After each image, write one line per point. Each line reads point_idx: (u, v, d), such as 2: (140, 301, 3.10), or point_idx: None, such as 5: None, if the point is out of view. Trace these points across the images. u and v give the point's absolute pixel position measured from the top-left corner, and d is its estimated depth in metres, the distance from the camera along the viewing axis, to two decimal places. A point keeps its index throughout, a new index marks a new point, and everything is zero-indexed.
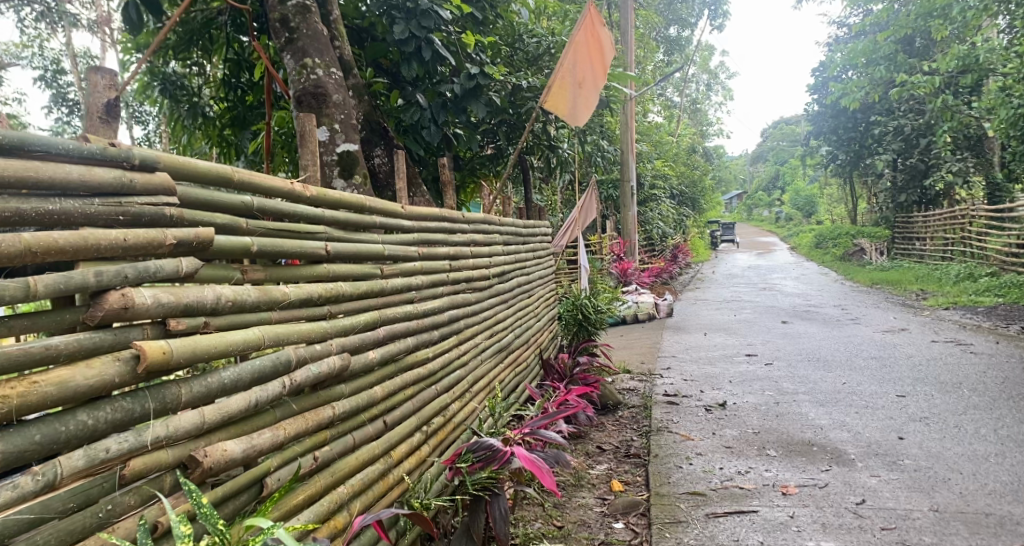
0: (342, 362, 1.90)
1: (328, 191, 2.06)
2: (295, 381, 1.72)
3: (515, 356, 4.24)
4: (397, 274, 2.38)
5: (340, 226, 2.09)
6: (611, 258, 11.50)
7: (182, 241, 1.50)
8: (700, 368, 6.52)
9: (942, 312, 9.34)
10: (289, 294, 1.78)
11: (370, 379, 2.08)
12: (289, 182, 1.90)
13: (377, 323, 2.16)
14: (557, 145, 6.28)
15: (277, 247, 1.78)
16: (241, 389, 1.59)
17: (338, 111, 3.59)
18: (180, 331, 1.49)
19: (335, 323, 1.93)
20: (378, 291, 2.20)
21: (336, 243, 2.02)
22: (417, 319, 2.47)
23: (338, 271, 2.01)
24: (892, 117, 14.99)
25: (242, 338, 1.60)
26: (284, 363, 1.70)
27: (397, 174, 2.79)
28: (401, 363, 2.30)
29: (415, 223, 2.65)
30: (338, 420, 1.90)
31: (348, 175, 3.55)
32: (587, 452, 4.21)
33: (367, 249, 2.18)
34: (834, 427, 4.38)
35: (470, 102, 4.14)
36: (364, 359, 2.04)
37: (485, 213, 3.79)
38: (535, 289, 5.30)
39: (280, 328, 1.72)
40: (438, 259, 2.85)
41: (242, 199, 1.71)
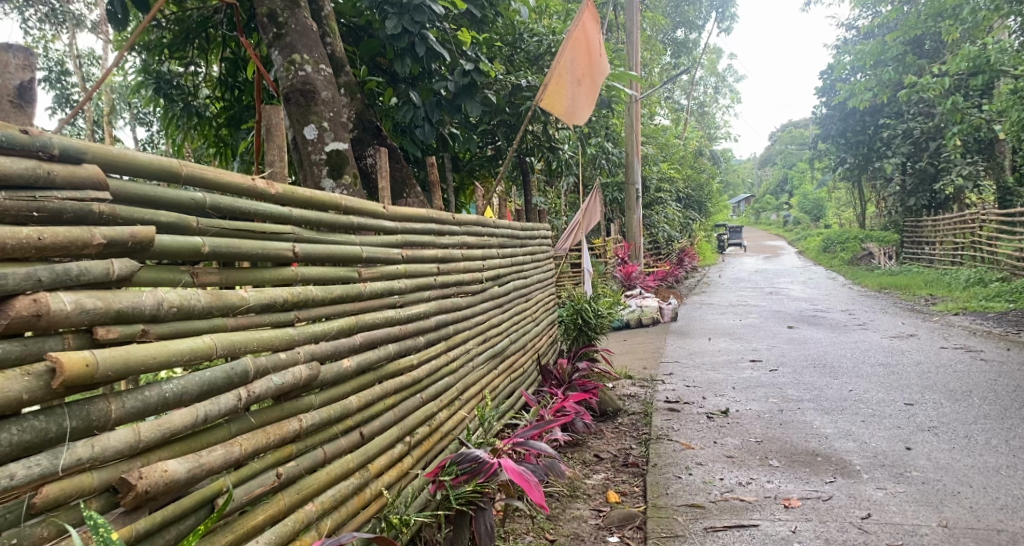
0: (309, 372, 1.81)
1: (297, 189, 1.96)
2: (252, 394, 1.63)
3: (511, 362, 4.13)
4: (377, 277, 2.27)
5: (311, 226, 1.99)
6: (616, 261, 11.39)
7: (114, 241, 1.40)
8: (703, 374, 6.40)
9: (951, 317, 9.18)
10: (247, 299, 1.68)
11: (345, 389, 1.99)
12: (251, 179, 1.80)
13: (354, 329, 2.06)
14: (558, 146, 6.19)
15: (234, 248, 1.68)
16: (187, 403, 1.50)
17: (327, 109, 3.51)
18: (109, 341, 1.38)
19: (303, 329, 1.84)
20: (355, 296, 2.10)
21: (305, 243, 1.92)
22: (399, 324, 2.37)
23: (308, 275, 1.91)
24: (901, 120, 14.82)
25: (188, 348, 1.50)
26: (240, 373, 1.61)
27: (379, 173, 2.69)
28: (380, 371, 2.20)
29: (399, 223, 2.55)
30: (306, 433, 1.81)
31: (336, 174, 3.46)
32: (584, 461, 4.10)
33: (343, 251, 2.08)
34: (839, 436, 4.25)
35: (465, 100, 4.03)
36: (336, 368, 1.94)
37: (479, 215, 3.68)
38: (534, 293, 5.19)
39: (235, 335, 1.63)
40: (425, 262, 2.74)
41: (192, 195, 1.61)
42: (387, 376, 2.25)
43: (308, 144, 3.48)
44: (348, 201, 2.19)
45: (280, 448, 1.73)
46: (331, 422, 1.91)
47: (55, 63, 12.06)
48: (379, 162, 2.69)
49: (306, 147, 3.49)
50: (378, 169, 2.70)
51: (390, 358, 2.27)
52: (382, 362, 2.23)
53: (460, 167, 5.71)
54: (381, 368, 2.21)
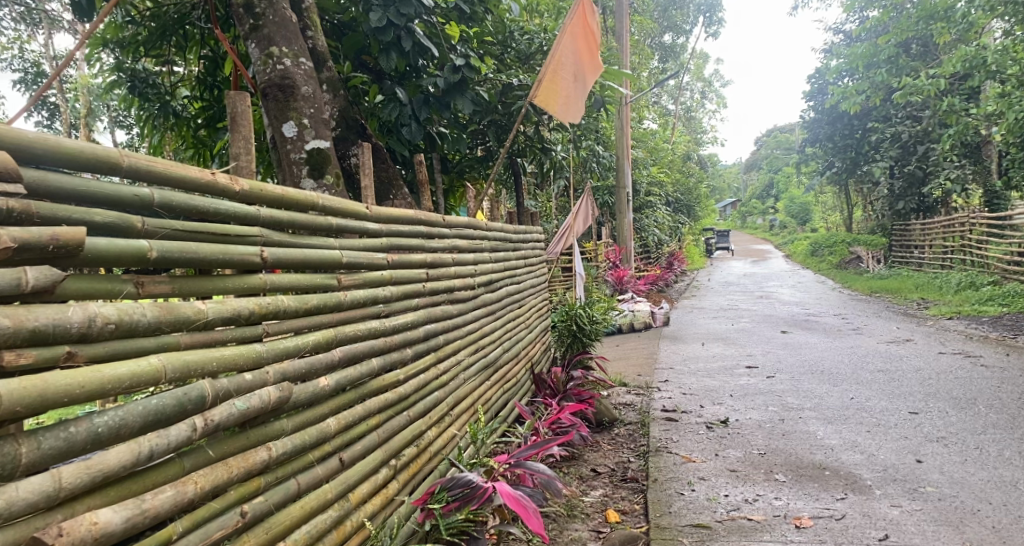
0: (279, 394, 1.60)
1: (266, 186, 1.74)
2: (208, 423, 1.43)
3: (503, 372, 3.93)
4: (359, 285, 2.06)
5: (282, 227, 1.77)
6: (606, 265, 11.22)
7: (28, 245, 1.19)
8: (699, 381, 6.22)
9: (946, 322, 9.06)
10: (205, 312, 1.47)
11: (323, 411, 1.79)
12: (211, 172, 1.59)
13: (333, 343, 1.85)
14: (550, 147, 5.99)
15: (189, 253, 1.47)
16: (125, 438, 1.30)
17: (308, 105, 3.30)
18: (21, 368, 1.18)
19: (272, 345, 1.63)
20: (334, 306, 1.89)
21: (275, 248, 1.71)
22: (384, 336, 2.15)
23: (278, 283, 1.70)
24: (890, 123, 14.77)
25: (128, 371, 1.30)
26: (194, 399, 1.41)
27: (363, 170, 2.48)
28: (363, 388, 1.99)
29: (384, 224, 2.33)
30: (277, 463, 1.61)
31: (318, 174, 3.26)
32: (580, 476, 3.90)
33: (320, 256, 1.86)
34: (844, 448, 4.08)
35: (455, 97, 3.82)
36: (311, 387, 1.73)
37: (470, 217, 3.48)
38: (527, 298, 4.98)
39: (189, 354, 1.42)
40: (413, 267, 2.53)
41: (135, 191, 1.40)
42: (371, 394, 2.05)
43: (287, 143, 3.27)
44: (327, 199, 1.98)
45: (246, 481, 1.53)
46: (306, 449, 1.71)
47: (31, 64, 11.74)
48: (362, 158, 2.48)
49: (285, 146, 3.28)
50: (361, 166, 2.49)
51: (373, 374, 2.07)
52: (364, 379, 2.02)
53: (449, 168, 5.51)
54: (363, 385, 2.01)
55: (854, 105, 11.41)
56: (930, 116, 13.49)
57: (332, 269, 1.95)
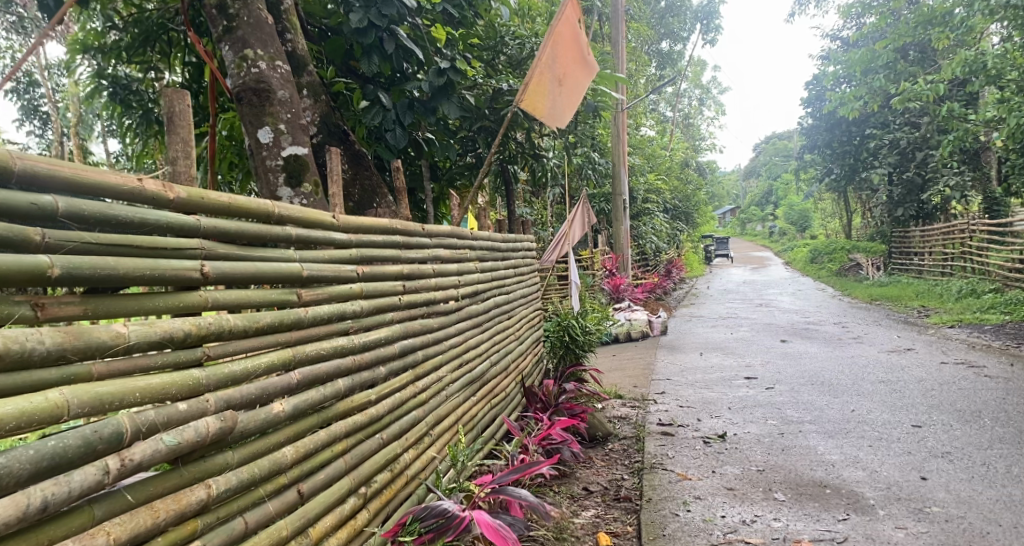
0: (218, 424, 1.50)
1: (207, 193, 1.61)
2: (126, 462, 1.33)
3: (491, 387, 3.78)
4: (323, 300, 1.92)
5: (228, 238, 1.64)
6: (603, 273, 11.08)
7: None
8: (697, 393, 6.07)
9: (948, 330, 8.92)
10: (126, 336, 1.36)
11: (280, 439, 1.68)
12: (137, 179, 1.45)
13: (288, 364, 1.72)
14: (541, 154, 5.86)
15: (103, 270, 1.34)
16: (17, 487, 1.19)
17: (284, 110, 3.17)
18: None
19: (211, 370, 1.51)
20: (293, 323, 1.76)
21: (217, 262, 1.58)
22: (352, 356, 2.02)
23: (221, 299, 1.57)
24: (888, 130, 14.66)
25: (16, 410, 1.18)
26: (107, 437, 1.30)
27: (331, 176, 2.35)
28: (326, 412, 1.88)
29: (353, 235, 2.19)
30: (217, 502, 1.51)
31: (295, 182, 3.13)
32: (571, 495, 3.74)
33: (274, 269, 1.73)
34: (845, 464, 3.93)
35: (441, 101, 3.68)
36: (263, 414, 1.62)
37: (454, 227, 3.34)
38: (517, 309, 4.81)
39: (101, 387, 1.31)
40: (387, 280, 2.38)
41: (39, 200, 1.27)
42: (336, 419, 1.94)
43: (262, 149, 3.14)
44: (286, 207, 1.85)
45: (178, 525, 1.43)
46: (256, 482, 1.60)
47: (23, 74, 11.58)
48: (330, 163, 2.35)
49: (260, 152, 3.14)
50: (329, 171, 2.35)
51: (339, 396, 1.95)
52: (328, 403, 1.90)
53: (439, 175, 5.38)
54: (327, 409, 1.89)
55: (852, 111, 11.27)
56: (929, 122, 13.38)
57: (291, 283, 1.81)
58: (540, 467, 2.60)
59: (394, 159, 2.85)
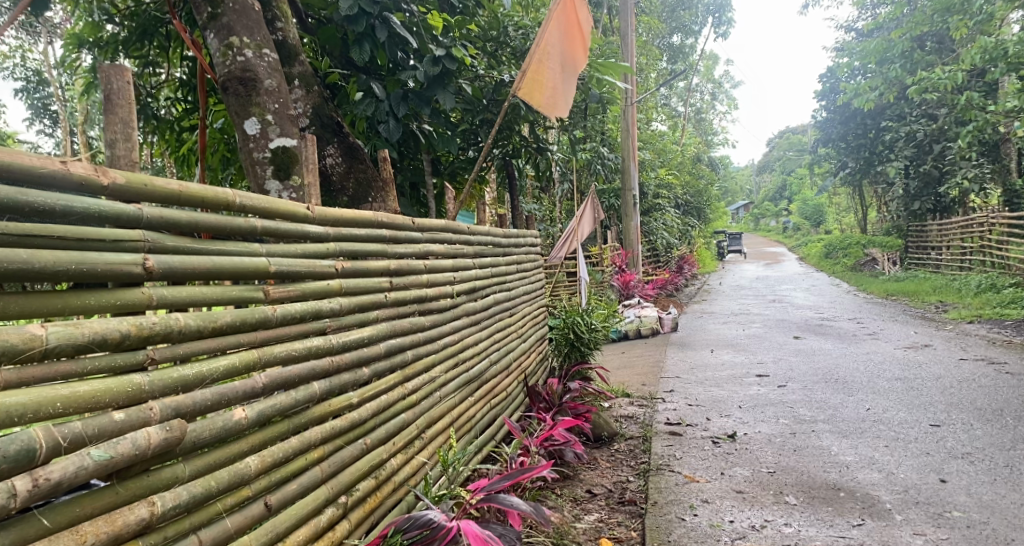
0: (161, 434, 1.40)
1: (151, 181, 1.51)
2: (42, 481, 1.23)
3: (491, 387, 3.65)
4: (293, 298, 1.81)
5: (176, 230, 1.54)
6: (613, 269, 10.92)
7: None
8: (706, 391, 5.92)
9: (967, 326, 8.70)
10: (43, 338, 1.27)
11: (242, 448, 1.60)
12: (62, 161, 1.35)
13: (249, 368, 1.63)
14: (545, 148, 5.72)
15: (18, 263, 1.24)
16: None
17: (271, 100, 3.04)
18: None
19: (151, 376, 1.42)
20: (255, 322, 1.67)
21: (161, 255, 1.48)
22: (328, 356, 1.91)
23: (167, 296, 1.48)
24: (904, 122, 14.40)
25: None
26: (17, 453, 1.20)
27: (305, 166, 2.25)
28: (299, 417, 1.78)
29: (331, 228, 2.08)
30: (164, 520, 1.42)
31: (285, 175, 3.02)
32: (574, 498, 3.61)
33: (231, 264, 1.63)
34: (861, 466, 3.77)
35: (437, 91, 3.56)
36: (221, 423, 1.54)
37: (449, 220, 3.21)
38: (520, 306, 4.67)
39: (11, 396, 1.22)
40: (373, 276, 2.26)
41: None
42: (312, 425, 1.83)
43: (249, 141, 3.02)
44: (249, 196, 1.75)
45: None
46: (213, 496, 1.51)
47: (32, 73, 11.53)
48: (305, 151, 2.24)
49: (247, 144, 3.03)
50: (303, 161, 2.25)
51: (315, 399, 1.84)
52: (300, 408, 1.80)
53: (440, 169, 5.24)
54: (299, 413, 1.79)
55: (868, 102, 11.01)
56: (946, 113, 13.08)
57: (254, 279, 1.71)
58: (533, 471, 2.42)
59: (381, 151, 2.70)
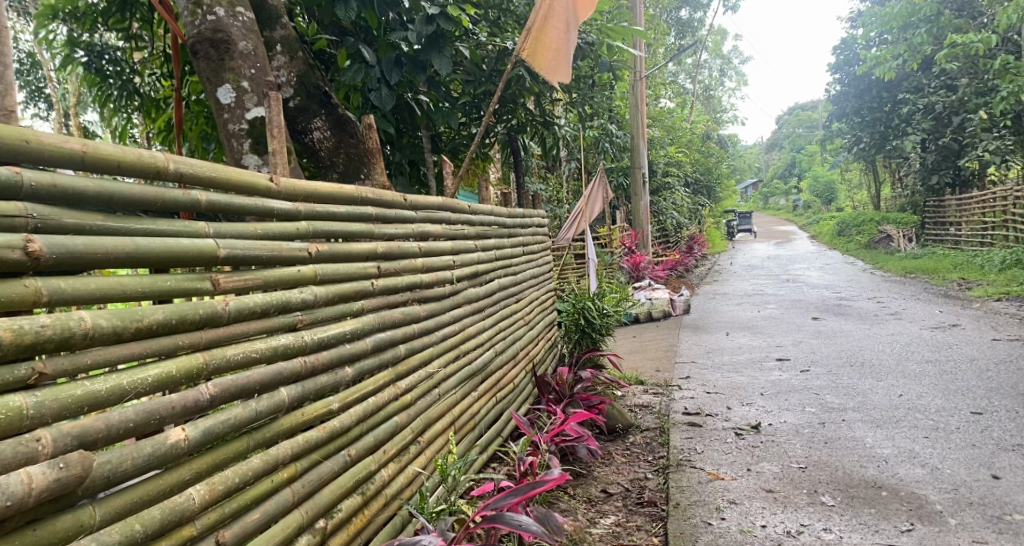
0: (54, 475, 1.12)
1: (41, 138, 1.20)
2: None
3: (496, 380, 3.34)
4: (251, 287, 1.50)
5: (75, 202, 1.23)
6: (622, 250, 10.60)
7: None
8: (724, 376, 5.62)
9: (994, 304, 8.36)
10: None
11: (182, 477, 1.32)
12: None
13: (189, 377, 1.34)
14: (552, 121, 5.36)
15: None
16: None
17: (247, 64, 2.69)
18: None
19: (35, 395, 1.13)
20: (197, 319, 1.37)
21: (52, 238, 1.18)
22: (301, 357, 1.60)
23: (64, 290, 1.18)
24: (922, 94, 13.92)
25: None
26: None
27: (270, 130, 1.92)
28: (261, 433, 1.48)
29: (304, 203, 1.75)
30: None
31: (264, 150, 2.70)
32: (589, 499, 3.32)
33: (161, 249, 1.33)
34: (900, 460, 3.47)
35: (431, 55, 3.24)
36: (148, 449, 1.26)
37: (447, 199, 2.88)
38: (527, 291, 4.36)
39: None
40: (357, 261, 1.93)
41: None
42: (281, 438, 1.54)
43: (223, 111, 2.69)
44: (189, 162, 1.45)
45: None
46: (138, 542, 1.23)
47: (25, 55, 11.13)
48: (270, 113, 1.92)
49: (221, 115, 2.70)
50: (268, 124, 1.92)
51: (283, 408, 1.54)
52: (263, 422, 1.50)
53: (441, 145, 4.91)
54: (263, 428, 1.49)
55: (889, 71, 10.56)
56: (967, 84, 12.45)
57: (199, 266, 1.41)
58: (541, 488, 2.06)
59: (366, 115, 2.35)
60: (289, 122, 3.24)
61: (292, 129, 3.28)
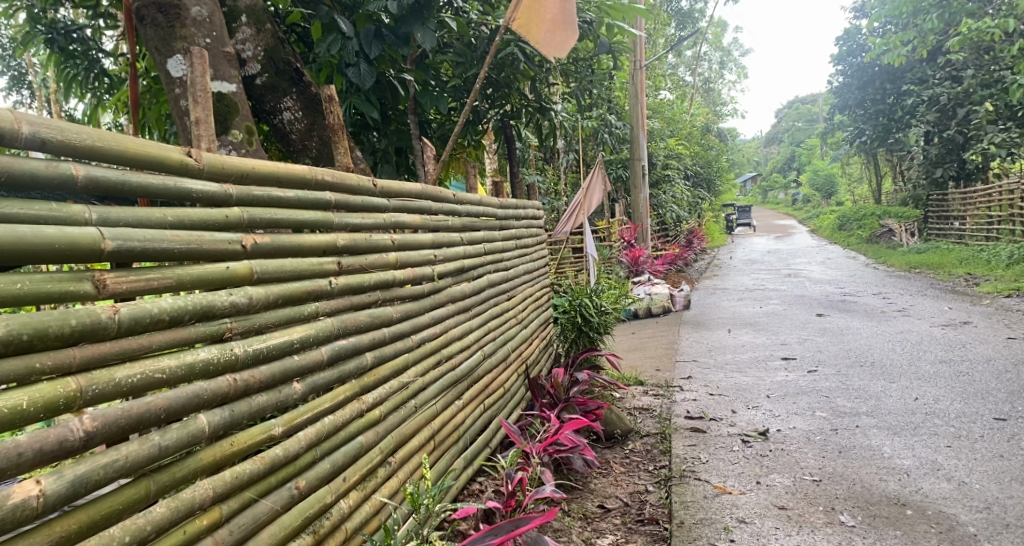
0: None
1: None
2: None
3: (484, 386, 3.04)
4: (148, 286, 1.21)
5: None
6: (621, 244, 10.30)
7: None
8: (728, 377, 5.34)
9: (1004, 300, 8.08)
10: None
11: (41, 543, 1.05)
12: None
13: (52, 408, 1.06)
14: (548, 107, 5.03)
15: None
16: None
17: (201, 32, 2.39)
18: None
19: None
20: (65, 334, 1.09)
21: None
22: (225, 375, 1.32)
23: None
24: (927, 85, 13.59)
25: None
26: None
27: (192, 93, 1.66)
28: (166, 476, 1.21)
29: (240, 185, 1.45)
30: None
31: (221, 129, 2.41)
32: (584, 515, 3.04)
33: (8, 235, 1.04)
34: (924, 472, 3.19)
35: (414, 27, 2.93)
36: None
37: (428, 187, 2.57)
38: (520, 288, 4.06)
39: None
40: (314, 256, 1.63)
41: None
42: (199, 477, 1.27)
43: (174, 86, 2.38)
44: (57, 126, 1.14)
45: None
46: None
47: None
48: (192, 73, 1.65)
49: (172, 89, 2.37)
50: (190, 86, 1.66)
51: (204, 438, 1.27)
52: (171, 458, 1.23)
53: (429, 132, 4.60)
54: (171, 466, 1.22)
55: (898, 58, 10.21)
56: (973, 75, 12.11)
57: (78, 264, 1.13)
58: (535, 524, 1.94)
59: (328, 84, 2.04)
60: (257, 101, 2.94)
61: (261, 109, 2.98)
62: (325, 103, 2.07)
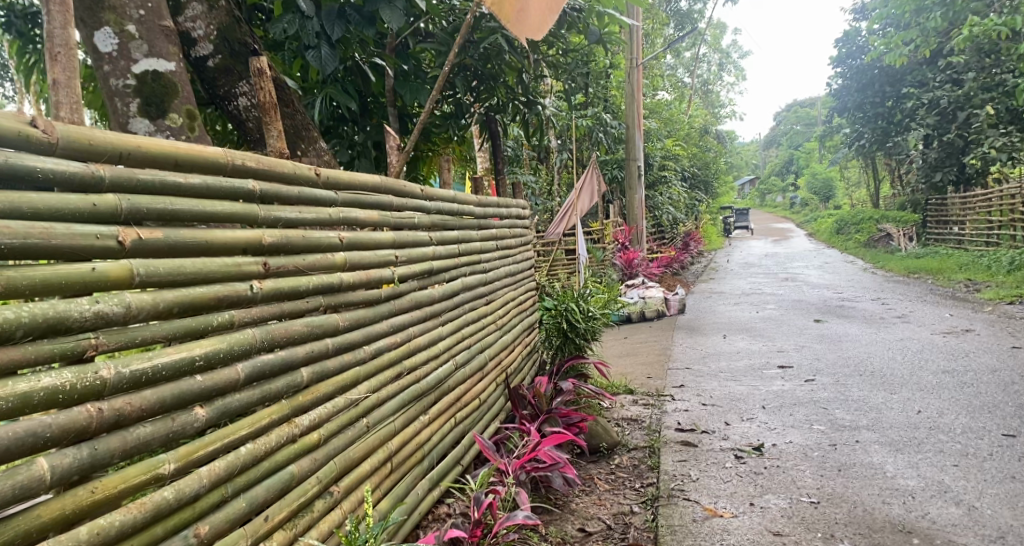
0: None
1: None
2: None
3: (457, 399, 2.81)
4: None
5: None
6: (615, 247, 10.07)
7: None
8: (722, 386, 5.10)
9: (1006, 308, 7.86)
10: None
11: None
12: None
13: None
14: (537, 101, 4.75)
15: None
16: None
17: (134, 3, 2.15)
18: None
19: None
20: None
21: None
22: (81, 403, 1.12)
23: None
24: (927, 88, 13.36)
25: None
26: None
27: (51, 50, 1.36)
28: None
29: (116, 167, 1.22)
30: None
31: (156, 112, 2.17)
32: (563, 539, 2.81)
33: None
34: (930, 495, 2.95)
35: (379, 6, 2.70)
36: None
37: (390, 180, 2.34)
38: (501, 291, 3.82)
39: None
40: (229, 254, 1.42)
41: None
42: (43, 534, 1.07)
43: (103, 62, 2.14)
44: None
45: None
46: None
47: None
48: (51, 26, 1.36)
49: (101, 66, 2.16)
50: (49, 40, 1.36)
51: (47, 485, 1.07)
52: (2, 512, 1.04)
53: (409, 127, 4.35)
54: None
55: (900, 58, 9.97)
56: (972, 78, 11.88)
57: None
58: None
59: (255, 56, 1.88)
60: (209, 84, 2.69)
61: (214, 94, 2.73)
62: (256, 82, 1.88)
